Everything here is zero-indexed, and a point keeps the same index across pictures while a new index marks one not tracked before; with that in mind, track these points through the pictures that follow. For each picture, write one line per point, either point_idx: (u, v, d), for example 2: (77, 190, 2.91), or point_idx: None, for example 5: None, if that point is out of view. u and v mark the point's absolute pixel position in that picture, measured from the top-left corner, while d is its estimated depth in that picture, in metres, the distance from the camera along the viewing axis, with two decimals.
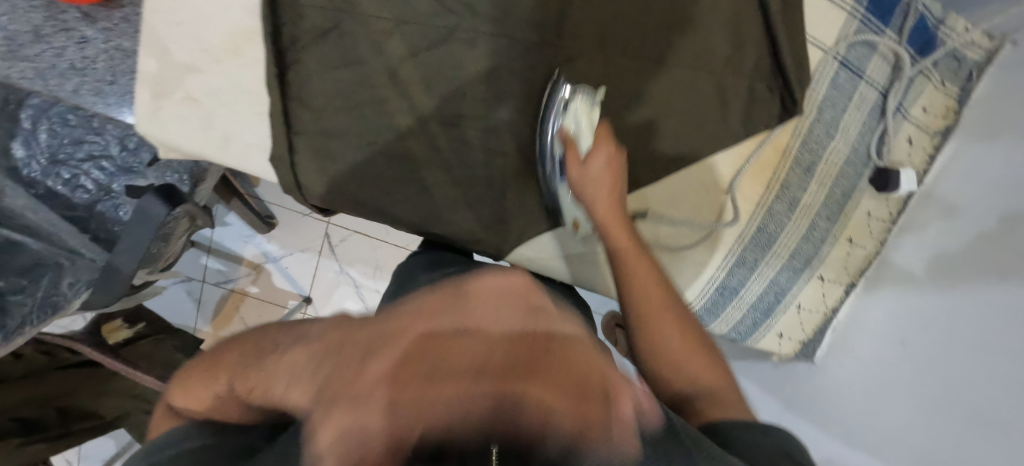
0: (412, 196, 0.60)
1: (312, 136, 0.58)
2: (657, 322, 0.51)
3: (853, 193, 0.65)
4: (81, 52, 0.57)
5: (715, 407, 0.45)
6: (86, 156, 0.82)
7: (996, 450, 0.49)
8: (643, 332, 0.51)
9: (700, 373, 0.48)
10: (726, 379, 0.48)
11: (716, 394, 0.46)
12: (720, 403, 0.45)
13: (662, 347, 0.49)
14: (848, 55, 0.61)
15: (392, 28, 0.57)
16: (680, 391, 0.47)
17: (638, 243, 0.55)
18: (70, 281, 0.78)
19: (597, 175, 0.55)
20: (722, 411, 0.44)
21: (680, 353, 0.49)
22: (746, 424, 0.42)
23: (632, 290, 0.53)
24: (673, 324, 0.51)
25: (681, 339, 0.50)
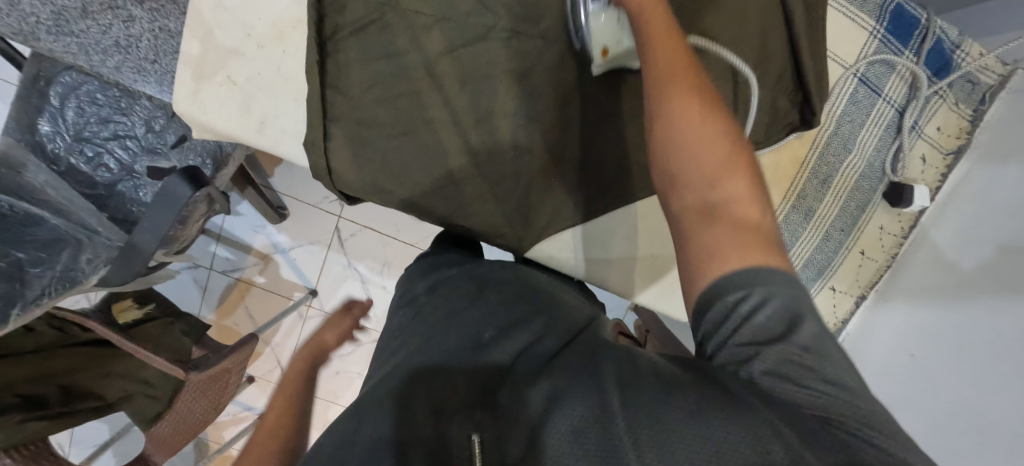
0: (439, 187, 0.62)
1: (347, 124, 0.59)
2: (678, 88, 0.42)
3: (867, 207, 0.67)
4: (127, 31, 0.59)
5: (738, 238, 0.37)
6: (112, 135, 0.83)
7: (1009, 460, 0.50)
8: (661, 117, 0.42)
9: (733, 193, 0.39)
10: (765, 218, 0.39)
11: (745, 226, 0.38)
12: (748, 243, 0.37)
13: (690, 158, 0.40)
14: (867, 72, 0.63)
15: (432, 24, 0.58)
16: (703, 201, 0.39)
17: (674, 24, 0.47)
18: (88, 257, 0.78)
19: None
20: (741, 253, 0.37)
21: (713, 173, 0.40)
22: (764, 280, 0.36)
23: (658, 50, 0.45)
24: (717, 134, 0.41)
25: (718, 146, 0.40)
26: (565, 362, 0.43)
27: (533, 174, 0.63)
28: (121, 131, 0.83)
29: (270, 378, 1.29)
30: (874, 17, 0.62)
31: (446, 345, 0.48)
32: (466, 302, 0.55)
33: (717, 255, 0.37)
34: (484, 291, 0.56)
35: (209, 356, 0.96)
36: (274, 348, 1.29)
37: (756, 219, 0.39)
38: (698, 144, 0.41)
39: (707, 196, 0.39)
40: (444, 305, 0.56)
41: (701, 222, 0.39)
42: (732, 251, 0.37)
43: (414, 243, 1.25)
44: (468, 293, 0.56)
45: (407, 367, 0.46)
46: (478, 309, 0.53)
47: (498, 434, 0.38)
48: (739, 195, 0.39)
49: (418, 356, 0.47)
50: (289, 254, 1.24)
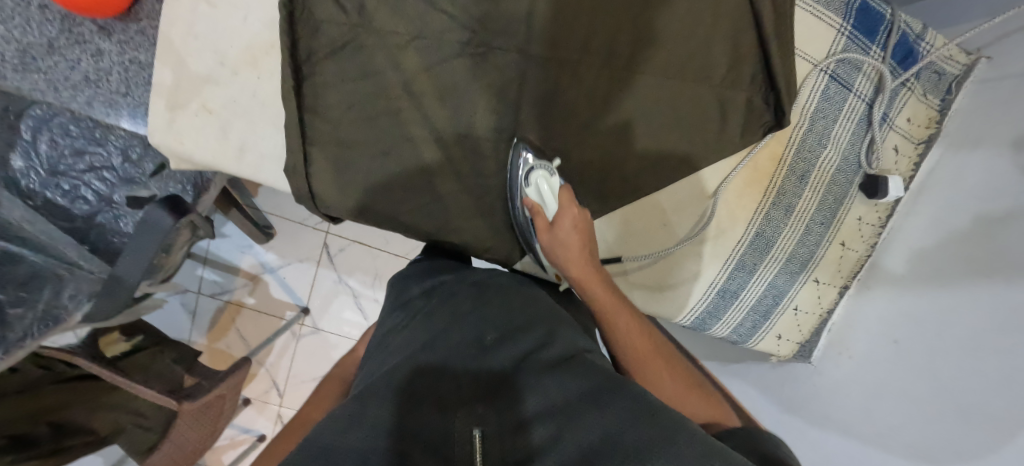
0: (425, 205, 0.62)
1: (328, 147, 0.59)
2: (632, 350, 0.53)
3: (845, 199, 0.68)
4: (95, 64, 0.58)
5: (704, 411, 0.48)
6: (87, 167, 0.82)
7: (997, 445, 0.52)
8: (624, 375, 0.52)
9: (687, 392, 0.50)
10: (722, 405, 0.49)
11: (703, 403, 0.49)
12: (707, 407, 0.48)
13: (642, 360, 0.52)
14: (836, 70, 0.64)
15: (407, 43, 0.58)
16: (672, 416, 0.49)
17: (615, 290, 0.58)
18: (70, 292, 0.77)
19: (570, 230, 0.58)
20: (710, 428, 0.46)
21: (664, 368, 0.51)
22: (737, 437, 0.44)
23: (611, 327, 0.55)
24: (659, 342, 0.54)
25: (665, 367, 0.52)
26: (575, 372, 0.43)
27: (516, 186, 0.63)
28: (96, 163, 0.82)
29: (266, 399, 1.28)
30: (841, 15, 0.63)
31: (449, 346, 0.49)
32: (469, 308, 0.54)
33: (693, 428, 0.47)
34: (484, 296, 0.57)
35: (202, 383, 0.95)
36: (268, 368, 1.27)
37: (712, 409, 0.48)
38: (642, 351, 0.52)
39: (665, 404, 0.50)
40: (448, 310, 0.54)
41: (668, 408, 0.49)
42: (702, 423, 0.47)
43: (404, 255, 1.24)
44: (470, 296, 0.57)
45: (419, 361, 0.47)
46: (482, 312, 0.53)
47: (503, 431, 0.40)
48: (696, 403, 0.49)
49: (422, 351, 0.48)
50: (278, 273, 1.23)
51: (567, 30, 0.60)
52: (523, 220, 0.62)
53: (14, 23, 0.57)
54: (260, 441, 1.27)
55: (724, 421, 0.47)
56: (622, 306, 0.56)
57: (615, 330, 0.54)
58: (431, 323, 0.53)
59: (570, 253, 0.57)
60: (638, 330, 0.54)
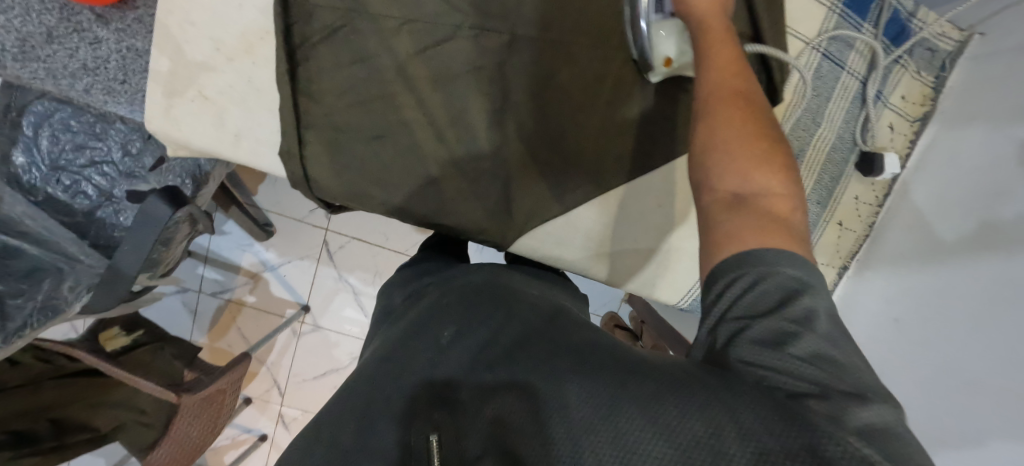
0: (420, 189, 0.62)
1: (322, 132, 0.60)
2: (728, 114, 0.43)
3: (840, 178, 0.68)
4: (94, 53, 0.59)
5: (757, 222, 0.37)
6: (88, 161, 0.83)
7: (1003, 421, 0.51)
8: (703, 128, 0.44)
9: (764, 187, 0.39)
10: (795, 219, 0.39)
11: (770, 213, 0.38)
12: (767, 225, 0.37)
13: (748, 134, 0.42)
14: (829, 48, 0.64)
15: (400, 27, 0.59)
16: (733, 196, 0.40)
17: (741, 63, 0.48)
18: (71, 285, 0.78)
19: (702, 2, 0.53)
20: (760, 234, 0.37)
21: (768, 170, 0.40)
22: (789, 256, 0.36)
23: (718, 74, 0.47)
24: (778, 144, 0.42)
25: (761, 154, 0.41)
26: (523, 354, 0.43)
27: (512, 168, 0.63)
28: (98, 155, 0.83)
29: (266, 399, 1.28)
30: None
31: (415, 354, 0.49)
32: (433, 314, 0.54)
33: (734, 233, 0.37)
34: (447, 299, 0.56)
35: (201, 378, 0.94)
36: (269, 367, 1.27)
37: (783, 213, 0.39)
38: (746, 128, 0.42)
39: (739, 176, 0.40)
40: (414, 319, 0.54)
41: (732, 192, 0.40)
42: (746, 232, 0.37)
43: (404, 251, 1.25)
44: (433, 302, 0.57)
45: (381, 373, 0.47)
46: (441, 315, 0.53)
47: (456, 434, 0.39)
48: (771, 188, 0.39)
49: (383, 365, 0.48)
50: (279, 271, 1.23)
51: (559, 13, 0.60)
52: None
53: (13, 12, 0.57)
54: (261, 440, 1.27)
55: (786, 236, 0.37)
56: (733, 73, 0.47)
57: (712, 87, 0.46)
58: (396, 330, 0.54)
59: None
60: (746, 105, 0.44)
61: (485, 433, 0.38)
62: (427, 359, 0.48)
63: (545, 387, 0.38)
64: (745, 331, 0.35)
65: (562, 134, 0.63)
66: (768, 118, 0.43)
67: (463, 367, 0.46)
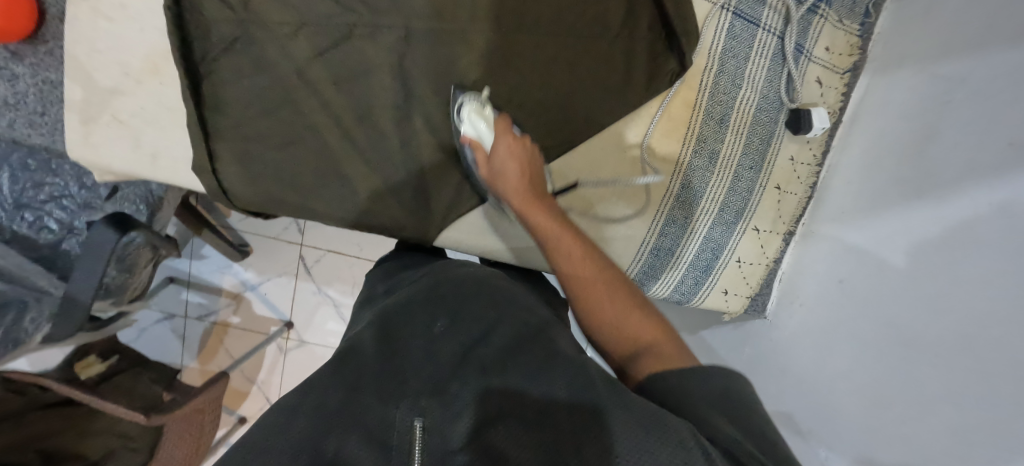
0: (336, 191, 0.63)
1: (232, 143, 0.61)
2: (585, 293, 0.49)
3: (772, 139, 0.65)
4: (13, 88, 0.61)
5: (653, 361, 0.43)
6: (48, 197, 0.87)
7: (953, 372, 0.47)
8: (585, 320, 0.49)
9: (645, 334, 0.45)
10: (673, 339, 0.44)
11: (658, 348, 0.43)
12: (660, 359, 0.42)
13: (599, 296, 0.49)
14: (740, 6, 0.62)
15: (295, 32, 0.60)
16: (629, 349, 0.45)
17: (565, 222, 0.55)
18: (32, 317, 0.82)
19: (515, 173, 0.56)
20: (652, 363, 0.42)
21: (628, 312, 0.47)
22: (689, 371, 0.40)
23: (563, 255, 0.52)
24: (621, 295, 0.48)
25: (619, 305, 0.48)
26: (525, 352, 0.43)
27: (427, 162, 0.63)
28: (57, 190, 0.87)
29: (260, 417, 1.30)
30: None
31: (406, 339, 0.48)
32: (431, 295, 0.53)
33: (633, 374, 0.43)
34: (438, 287, 0.54)
35: (178, 398, 0.96)
36: (259, 385, 1.29)
37: (656, 335, 0.45)
38: (598, 287, 0.49)
39: (617, 332, 0.46)
40: (409, 297, 0.53)
41: (620, 348, 0.45)
42: (647, 371, 0.42)
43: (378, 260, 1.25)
44: (425, 286, 0.55)
45: (374, 349, 0.46)
46: (434, 302, 0.52)
47: (444, 424, 0.39)
48: (638, 323, 0.46)
49: (377, 340, 0.47)
50: (260, 290, 1.26)
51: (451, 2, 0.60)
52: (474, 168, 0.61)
53: None
54: None
55: (666, 353, 0.43)
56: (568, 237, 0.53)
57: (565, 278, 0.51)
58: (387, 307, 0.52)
59: (512, 185, 0.56)
60: (591, 272, 0.50)
61: (477, 428, 0.38)
62: (419, 342, 0.47)
63: (554, 392, 0.39)
64: (696, 393, 0.39)
65: None
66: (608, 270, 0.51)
67: (448, 361, 0.45)
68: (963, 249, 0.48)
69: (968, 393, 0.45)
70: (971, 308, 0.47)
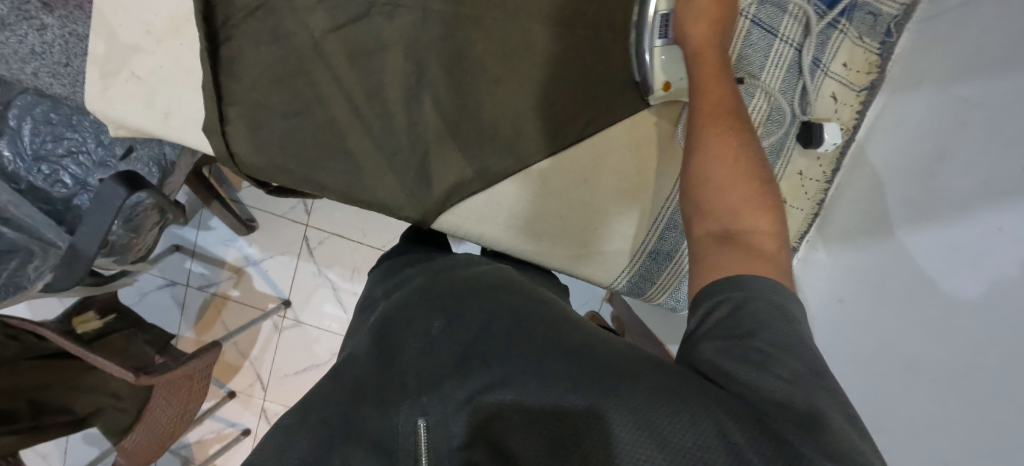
0: (340, 165, 0.63)
1: (243, 108, 0.62)
2: (720, 160, 0.50)
3: (781, 152, 0.64)
4: (40, 38, 0.63)
5: (745, 255, 0.44)
6: (66, 151, 0.90)
7: (951, 402, 0.46)
8: (699, 165, 0.51)
9: (750, 219, 0.46)
10: (778, 253, 0.45)
11: (756, 243, 0.45)
12: (755, 257, 0.43)
13: (735, 157, 0.50)
14: (758, 14, 0.61)
15: (314, 5, 0.61)
16: (724, 232, 0.46)
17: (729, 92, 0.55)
18: (37, 265, 0.85)
19: (695, 26, 0.58)
20: (751, 262, 0.43)
21: (750, 190, 0.48)
22: (761, 280, 0.41)
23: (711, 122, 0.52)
24: (754, 165, 0.50)
25: (748, 195, 0.48)
26: (523, 343, 0.42)
27: (433, 144, 0.63)
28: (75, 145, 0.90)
29: (250, 393, 1.30)
30: None
31: (403, 345, 0.48)
32: (431, 297, 0.53)
33: (722, 262, 0.44)
34: (437, 290, 0.53)
35: (168, 363, 0.98)
36: (252, 361, 1.30)
37: (768, 245, 0.45)
38: (728, 149, 0.51)
39: (735, 213, 0.47)
40: (411, 301, 0.53)
41: (723, 222, 0.47)
42: (734, 259, 0.43)
43: (381, 248, 1.27)
44: (415, 291, 0.55)
45: (368, 358, 0.46)
46: (427, 305, 0.52)
47: (449, 420, 0.38)
48: (762, 223, 0.46)
49: (371, 350, 0.47)
50: (261, 266, 1.27)
51: None
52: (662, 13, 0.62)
53: None
54: (243, 434, 1.29)
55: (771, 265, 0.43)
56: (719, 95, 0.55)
57: (702, 125, 0.53)
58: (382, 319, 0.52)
59: (698, 33, 0.58)
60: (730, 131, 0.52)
61: (480, 425, 0.38)
62: (417, 345, 0.47)
63: (553, 390, 0.37)
64: (750, 346, 0.37)
65: (479, 108, 0.63)
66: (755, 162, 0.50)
67: (445, 357, 0.44)
68: (976, 273, 0.46)
69: (965, 425, 0.44)
70: (972, 336, 0.45)
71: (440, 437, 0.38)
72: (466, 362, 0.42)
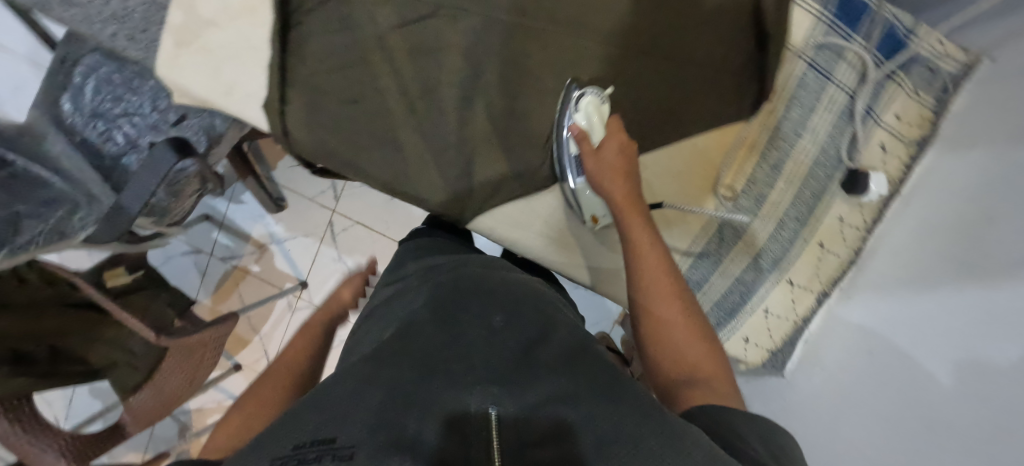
0: (386, 156, 0.65)
1: (303, 90, 0.64)
2: (656, 307, 0.51)
3: (823, 195, 0.64)
4: (124, 3, 0.67)
5: (703, 389, 0.44)
6: (122, 112, 0.95)
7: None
8: (648, 323, 0.51)
9: (694, 355, 0.48)
10: (728, 376, 0.46)
11: (710, 373, 0.46)
12: (712, 388, 0.45)
13: (670, 303, 0.51)
14: (815, 57, 0.62)
15: (383, 2, 0.63)
16: (677, 375, 0.47)
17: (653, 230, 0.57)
18: (81, 216, 0.86)
19: (615, 177, 0.59)
20: (704, 395, 0.44)
21: (686, 326, 0.50)
22: (735, 409, 0.41)
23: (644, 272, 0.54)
24: (692, 306, 0.52)
25: (690, 334, 0.49)
26: (582, 365, 0.43)
27: (477, 147, 0.64)
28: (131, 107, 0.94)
29: (256, 368, 1.32)
30: (819, 2, 0.61)
31: (458, 331, 0.48)
32: (487, 294, 0.54)
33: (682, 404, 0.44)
34: (494, 290, 0.55)
35: (186, 326, 1.00)
36: (261, 337, 1.32)
37: (714, 371, 0.46)
38: (670, 294, 0.52)
39: (679, 355, 0.48)
40: (469, 288, 0.55)
41: (670, 359, 0.48)
42: (696, 395, 0.44)
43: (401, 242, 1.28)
44: (475, 288, 0.55)
45: (428, 330, 0.48)
46: (485, 302, 0.53)
47: (515, 424, 0.37)
48: (704, 356, 0.48)
49: (435, 325, 0.49)
50: (284, 245, 1.30)
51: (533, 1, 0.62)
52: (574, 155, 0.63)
53: None
54: None
55: (726, 396, 0.44)
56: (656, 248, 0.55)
57: (640, 281, 0.53)
58: (432, 300, 0.54)
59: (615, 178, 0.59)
60: (668, 281, 0.53)
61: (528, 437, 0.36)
62: (476, 331, 0.48)
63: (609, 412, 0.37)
64: (754, 444, 0.37)
65: (527, 117, 0.64)
66: (690, 302, 0.52)
67: (505, 356, 0.44)
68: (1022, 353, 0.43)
69: None
70: (1009, 403, 0.43)
71: (508, 430, 0.36)
72: (519, 367, 0.43)
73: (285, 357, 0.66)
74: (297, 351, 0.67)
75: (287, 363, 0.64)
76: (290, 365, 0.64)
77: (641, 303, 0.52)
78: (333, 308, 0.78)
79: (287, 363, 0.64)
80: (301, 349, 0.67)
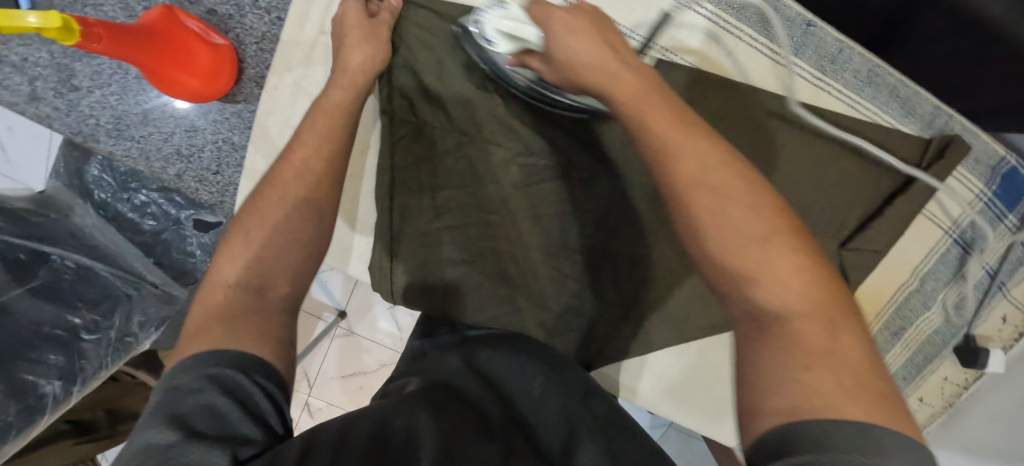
0: (502, 315, 0.59)
1: (413, 250, 0.58)
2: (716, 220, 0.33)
3: (934, 359, 0.64)
4: (191, 140, 0.58)
5: (846, 387, 0.28)
6: (158, 187, 0.84)
7: None
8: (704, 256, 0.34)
9: (799, 302, 0.31)
10: (864, 351, 0.31)
11: (813, 343, 0.30)
12: (859, 387, 0.29)
13: (723, 214, 0.33)
14: (962, 234, 0.59)
15: (509, 160, 0.57)
16: (757, 319, 0.32)
17: (672, 106, 0.38)
18: (139, 319, 0.75)
19: (603, 62, 0.42)
20: (853, 402, 0.28)
21: (754, 249, 0.32)
22: (900, 445, 0.26)
23: (674, 162, 0.35)
24: (759, 219, 0.33)
25: (753, 249, 0.32)
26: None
27: (600, 312, 0.60)
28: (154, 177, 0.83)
29: (297, 391, 1.19)
30: (984, 179, 0.58)
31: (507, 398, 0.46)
32: (521, 357, 0.51)
33: (810, 398, 0.28)
34: (530, 351, 0.52)
35: None
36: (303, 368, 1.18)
37: (854, 357, 0.30)
38: (726, 206, 0.34)
39: (780, 301, 0.31)
40: (505, 350, 0.52)
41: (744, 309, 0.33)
42: (832, 392, 0.28)
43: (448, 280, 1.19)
44: (519, 352, 0.51)
45: (472, 384, 0.46)
46: (502, 364, 0.50)
47: None
48: (813, 297, 0.32)
49: (492, 382, 0.47)
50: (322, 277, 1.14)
51: None
52: (531, 79, 0.53)
53: (111, 89, 0.58)
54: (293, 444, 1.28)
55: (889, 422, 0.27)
56: (675, 133, 0.36)
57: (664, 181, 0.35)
58: (472, 374, 0.48)
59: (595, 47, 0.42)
60: (699, 181, 0.34)
61: None
62: (528, 398, 0.46)
63: None
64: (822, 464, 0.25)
65: (658, 283, 0.58)
66: (751, 210, 0.34)
67: (552, 425, 0.43)
68: None
69: None
70: None
71: None
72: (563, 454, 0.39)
73: (293, 159, 0.46)
74: (239, 249, 0.42)
75: (280, 198, 0.44)
76: (282, 198, 0.44)
77: (689, 218, 0.34)
78: (356, 84, 0.50)
79: (280, 194, 0.44)
80: (294, 180, 0.45)
